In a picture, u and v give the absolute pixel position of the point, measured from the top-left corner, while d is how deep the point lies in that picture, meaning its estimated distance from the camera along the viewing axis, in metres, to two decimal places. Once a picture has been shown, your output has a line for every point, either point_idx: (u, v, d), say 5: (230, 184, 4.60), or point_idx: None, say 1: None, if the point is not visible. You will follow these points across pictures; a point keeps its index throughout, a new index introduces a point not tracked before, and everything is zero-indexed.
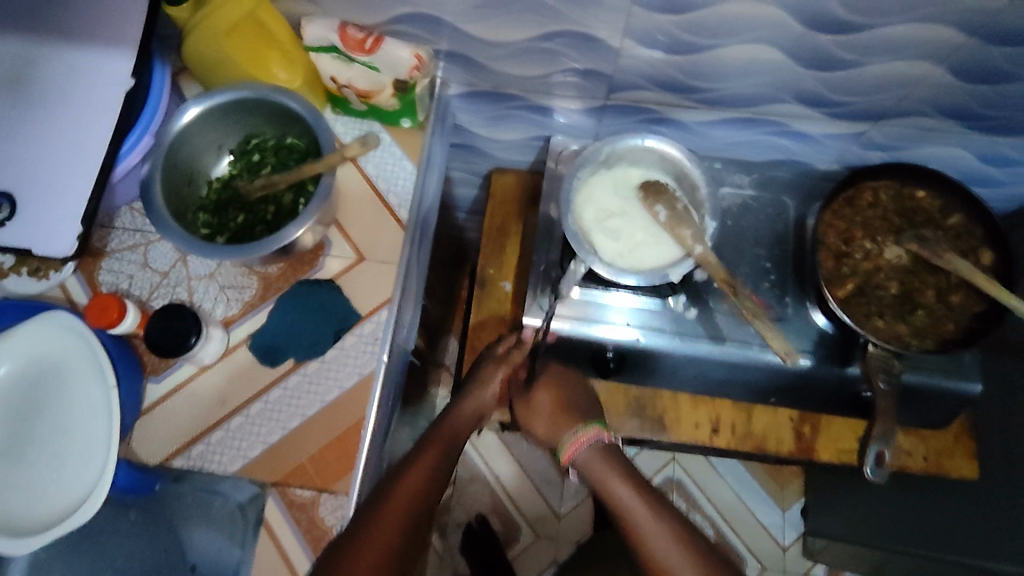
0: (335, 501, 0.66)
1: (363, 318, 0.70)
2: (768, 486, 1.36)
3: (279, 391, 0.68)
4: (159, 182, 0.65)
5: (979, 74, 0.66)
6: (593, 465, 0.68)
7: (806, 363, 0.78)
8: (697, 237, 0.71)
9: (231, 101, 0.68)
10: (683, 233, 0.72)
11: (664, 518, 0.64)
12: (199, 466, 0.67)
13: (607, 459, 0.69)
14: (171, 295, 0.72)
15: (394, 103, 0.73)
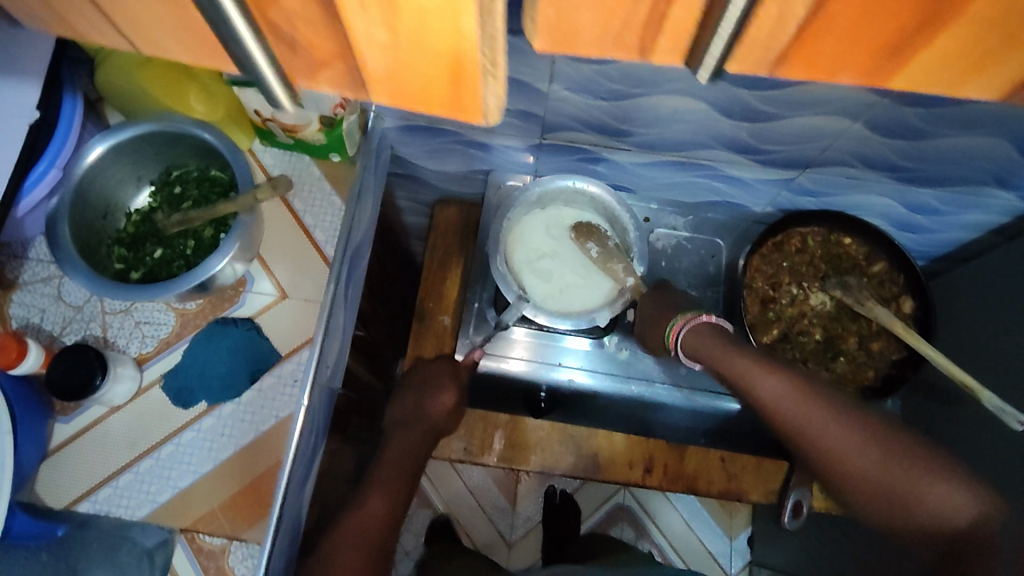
0: (245, 549, 0.65)
1: (283, 358, 0.69)
2: (716, 513, 1.38)
3: (192, 433, 0.67)
4: (67, 216, 0.63)
5: (896, 130, 0.67)
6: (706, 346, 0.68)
7: (733, 405, 0.80)
8: (628, 269, 0.72)
9: (147, 134, 0.66)
10: (614, 267, 0.73)
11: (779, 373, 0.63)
12: (104, 511, 0.64)
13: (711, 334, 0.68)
14: (85, 330, 0.70)
15: (320, 137, 0.72)
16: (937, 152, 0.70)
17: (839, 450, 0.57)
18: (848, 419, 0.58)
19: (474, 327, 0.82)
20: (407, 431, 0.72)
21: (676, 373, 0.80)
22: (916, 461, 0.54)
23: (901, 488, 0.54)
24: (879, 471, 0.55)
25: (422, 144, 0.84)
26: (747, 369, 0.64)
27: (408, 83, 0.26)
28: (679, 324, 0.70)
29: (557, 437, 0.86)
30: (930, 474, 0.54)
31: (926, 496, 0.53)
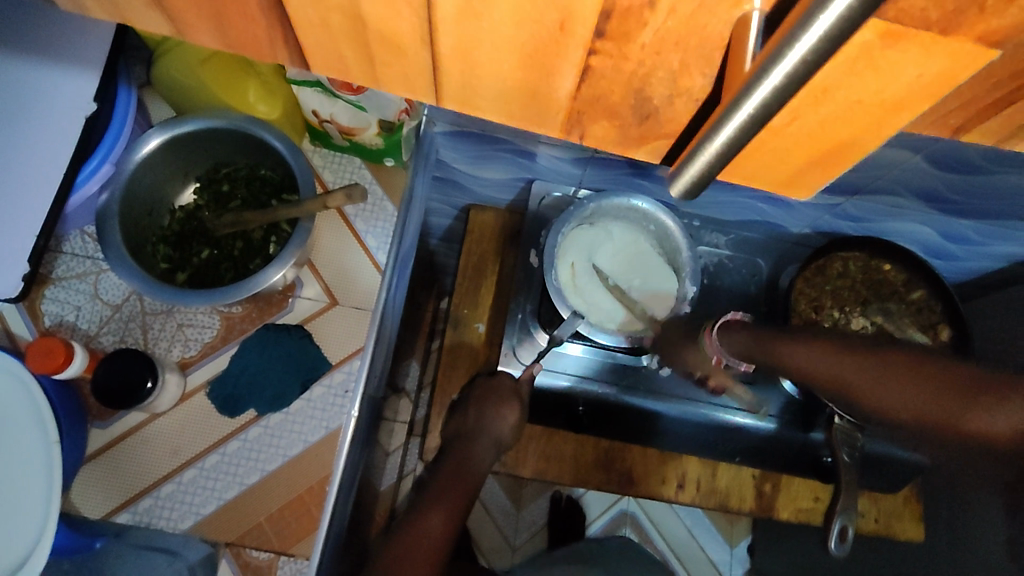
0: (294, 565, 0.63)
1: (333, 367, 0.67)
2: (717, 520, 1.40)
3: (238, 443, 0.64)
4: (117, 215, 0.60)
5: (953, 166, 0.68)
6: (751, 347, 0.72)
7: (771, 425, 0.80)
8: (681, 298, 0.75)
9: (201, 130, 0.63)
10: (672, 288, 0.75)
11: (843, 361, 0.60)
12: (144, 522, 0.62)
13: (741, 334, 0.72)
14: (124, 331, 0.66)
15: (377, 141, 0.70)
16: (986, 187, 0.71)
17: (917, 411, 0.55)
18: (808, 340, 0.66)
19: (517, 339, 0.81)
20: (470, 444, 0.77)
21: (718, 393, 0.81)
22: (957, 383, 0.53)
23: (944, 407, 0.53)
24: (920, 398, 0.55)
25: (468, 150, 0.81)
26: (772, 346, 0.69)
27: (757, 157, 0.32)
28: (710, 334, 0.74)
29: (592, 450, 0.86)
30: (977, 396, 0.51)
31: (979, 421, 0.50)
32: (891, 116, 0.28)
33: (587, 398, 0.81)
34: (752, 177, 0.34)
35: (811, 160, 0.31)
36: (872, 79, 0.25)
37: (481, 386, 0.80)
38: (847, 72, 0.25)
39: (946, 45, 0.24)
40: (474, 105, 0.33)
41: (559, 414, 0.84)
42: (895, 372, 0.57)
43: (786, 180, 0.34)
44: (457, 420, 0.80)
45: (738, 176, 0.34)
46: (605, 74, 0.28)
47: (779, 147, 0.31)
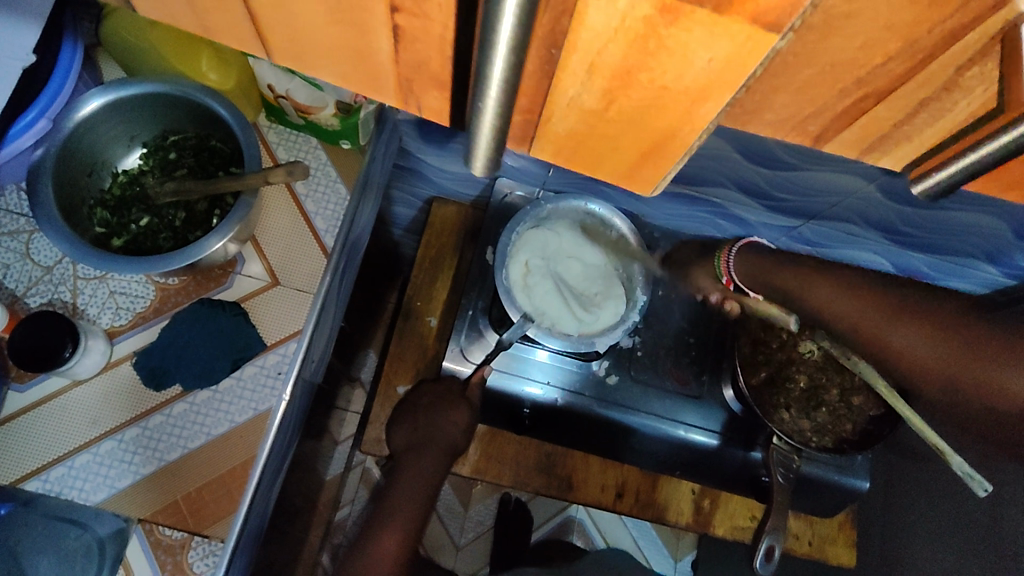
0: (207, 547, 0.61)
1: (267, 348, 0.66)
2: (664, 533, 1.40)
3: (161, 417, 0.63)
4: (51, 171, 0.58)
5: (906, 199, 0.69)
6: None
7: (710, 442, 0.79)
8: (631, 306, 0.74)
9: (147, 94, 0.62)
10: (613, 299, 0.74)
11: None
12: (54, 492, 0.60)
13: None
14: (52, 294, 0.64)
15: (334, 122, 0.69)
16: (936, 221, 0.72)
17: (878, 405, 0.53)
18: None
19: (464, 334, 0.80)
20: (422, 457, 0.79)
21: (661, 406, 0.80)
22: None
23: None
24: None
25: (431, 141, 0.80)
26: (802, 284, 0.74)
27: (590, 139, 0.31)
28: (727, 255, 0.79)
29: (533, 453, 0.86)
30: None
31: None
32: (697, 104, 0.26)
33: (534, 403, 0.79)
34: (593, 164, 0.34)
35: (634, 151, 0.31)
36: (666, 62, 0.24)
37: (429, 393, 0.80)
38: (633, 45, 0.24)
39: (729, 27, 0.22)
40: (307, 63, 0.32)
41: (501, 416, 0.83)
42: (863, 374, 0.54)
43: (618, 171, 0.34)
44: (408, 432, 0.80)
45: (580, 163, 0.34)
46: (437, 41, 0.27)
47: (599, 130, 0.30)
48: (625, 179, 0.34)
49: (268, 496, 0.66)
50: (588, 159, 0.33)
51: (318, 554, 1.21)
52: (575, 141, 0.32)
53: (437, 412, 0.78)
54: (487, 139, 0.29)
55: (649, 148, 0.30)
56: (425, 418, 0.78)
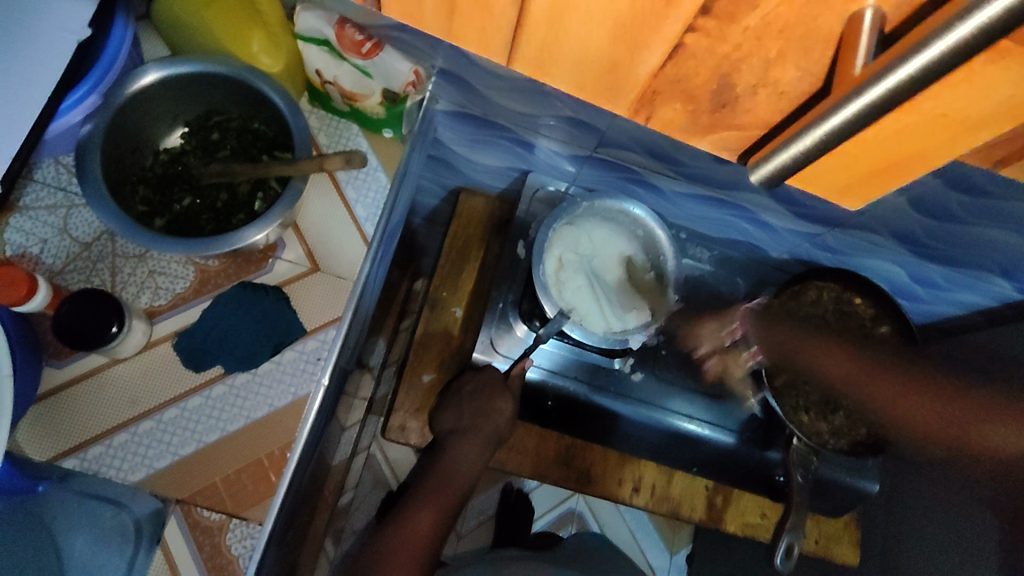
0: (245, 529, 0.61)
1: (307, 334, 0.66)
2: (661, 527, 1.43)
3: (200, 399, 0.63)
4: (100, 147, 0.58)
5: (933, 210, 0.71)
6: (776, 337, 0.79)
7: (729, 441, 0.82)
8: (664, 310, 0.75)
9: (198, 74, 0.61)
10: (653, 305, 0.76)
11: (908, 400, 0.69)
12: (92, 471, 0.60)
13: (765, 320, 0.80)
14: (91, 271, 0.64)
15: (379, 110, 0.69)
16: (958, 235, 0.75)
17: (926, 426, 0.66)
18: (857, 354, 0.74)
19: (492, 326, 0.81)
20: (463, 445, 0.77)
21: (684, 404, 0.82)
22: (958, 398, 0.66)
23: (962, 427, 0.65)
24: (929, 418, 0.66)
25: (469, 132, 0.80)
26: (794, 346, 0.77)
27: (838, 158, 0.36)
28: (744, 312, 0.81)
29: (554, 446, 0.87)
30: (993, 419, 0.64)
31: (994, 441, 0.64)
32: (967, 132, 0.33)
33: (560, 395, 0.81)
34: (815, 168, 0.38)
35: (872, 167, 0.37)
36: (958, 92, 0.29)
37: (470, 381, 0.77)
38: (938, 88, 0.29)
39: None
40: (545, 72, 0.37)
41: (525, 407, 0.84)
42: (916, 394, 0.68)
43: (841, 180, 0.39)
44: (443, 418, 0.78)
45: (847, 146, 0.35)
46: None
47: (876, 144, 0.34)
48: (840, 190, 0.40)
49: (302, 483, 0.66)
50: (813, 172, 0.38)
51: (322, 538, 1.21)
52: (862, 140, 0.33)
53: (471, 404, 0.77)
54: (797, 147, 0.32)
55: (870, 180, 0.38)
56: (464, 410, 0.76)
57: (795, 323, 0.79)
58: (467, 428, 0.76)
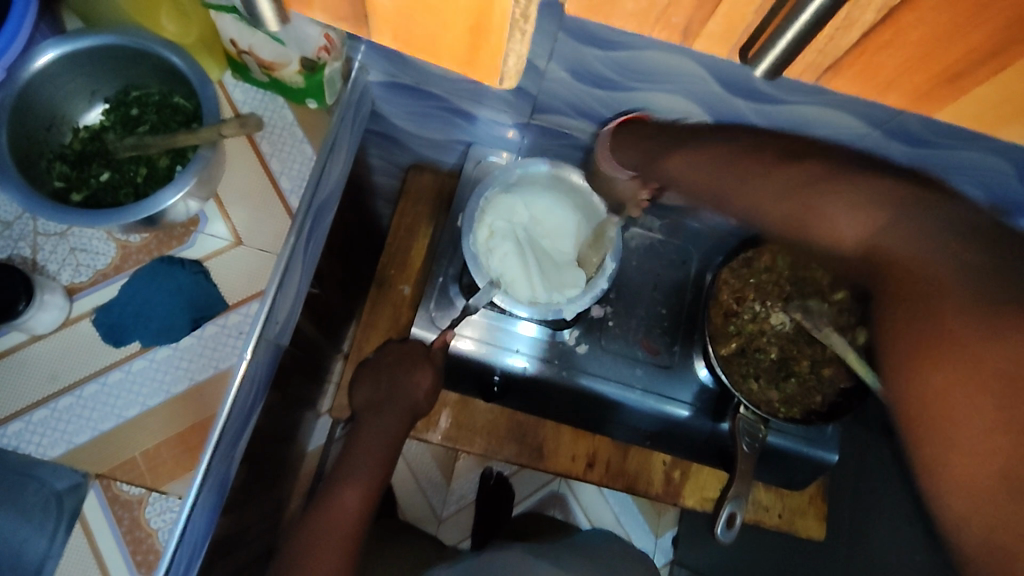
0: (164, 503, 0.61)
1: (228, 308, 0.65)
2: (646, 509, 1.41)
3: (120, 374, 0.62)
4: (7, 122, 0.57)
5: None
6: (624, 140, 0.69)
7: (682, 413, 0.79)
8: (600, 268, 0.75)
9: (105, 46, 0.61)
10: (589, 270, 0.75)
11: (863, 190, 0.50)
12: (12, 446, 0.60)
13: (630, 138, 0.69)
14: (12, 249, 0.63)
15: (298, 79, 0.67)
16: None
17: (780, 205, 0.54)
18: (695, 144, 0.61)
19: (434, 301, 0.80)
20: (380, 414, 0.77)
21: (631, 374, 0.80)
22: (869, 178, 0.50)
23: (807, 206, 0.51)
24: (876, 226, 0.48)
25: (406, 104, 0.78)
26: (655, 154, 0.64)
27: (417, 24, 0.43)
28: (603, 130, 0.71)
29: (504, 422, 0.86)
30: (829, 195, 0.50)
31: (820, 224, 0.51)
32: None
33: (505, 371, 0.79)
34: (432, 49, 0.46)
35: (468, 26, 0.42)
36: None
37: (393, 354, 0.79)
38: None
39: None
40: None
41: (471, 383, 0.83)
42: (845, 192, 0.50)
43: (462, 53, 0.46)
44: (368, 390, 0.79)
45: (424, 43, 0.46)
46: None
47: (422, 26, 0.43)
48: (471, 68, 0.48)
49: (229, 457, 0.66)
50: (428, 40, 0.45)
51: None
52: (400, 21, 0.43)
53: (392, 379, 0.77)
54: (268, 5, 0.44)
55: (482, 16, 0.40)
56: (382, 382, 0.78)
57: (679, 129, 0.65)
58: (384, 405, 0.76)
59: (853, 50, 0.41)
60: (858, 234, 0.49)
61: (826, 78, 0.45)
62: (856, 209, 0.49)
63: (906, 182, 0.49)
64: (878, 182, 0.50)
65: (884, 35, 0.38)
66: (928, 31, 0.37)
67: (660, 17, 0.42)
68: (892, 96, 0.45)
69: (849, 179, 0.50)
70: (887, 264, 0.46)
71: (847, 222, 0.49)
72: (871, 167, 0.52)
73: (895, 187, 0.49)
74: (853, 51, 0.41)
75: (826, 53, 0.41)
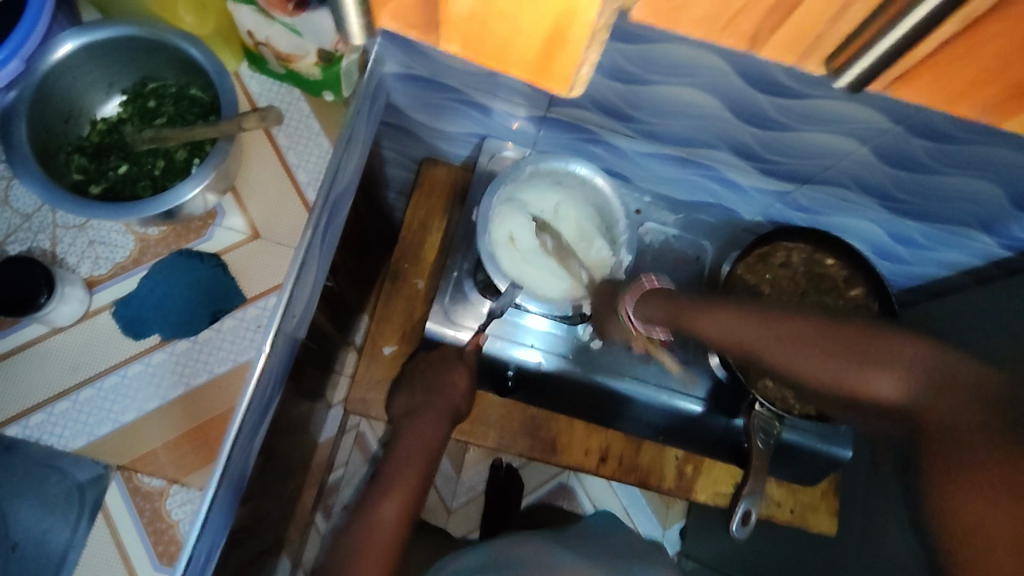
0: (185, 494, 0.61)
1: (247, 301, 0.65)
2: (653, 501, 1.41)
3: (140, 367, 0.63)
4: (26, 114, 0.57)
5: (901, 161, 0.66)
6: (661, 310, 0.71)
7: (694, 407, 0.81)
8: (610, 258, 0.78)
9: (124, 38, 0.60)
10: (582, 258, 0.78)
11: (803, 330, 0.57)
12: (34, 437, 0.60)
13: (659, 300, 0.72)
14: (31, 242, 0.63)
15: (315, 72, 0.66)
16: (929, 187, 0.70)
17: (807, 367, 0.56)
18: (728, 308, 0.63)
19: (449, 294, 0.80)
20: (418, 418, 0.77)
21: (644, 369, 0.81)
22: (826, 358, 0.55)
23: (850, 370, 0.54)
24: (814, 357, 0.56)
25: (419, 95, 0.77)
26: (678, 321, 0.69)
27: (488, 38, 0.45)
28: (626, 303, 0.73)
29: (517, 416, 0.86)
30: (868, 364, 0.53)
31: (871, 388, 0.53)
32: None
33: (520, 365, 0.81)
34: (502, 57, 0.47)
35: (546, 31, 0.41)
36: None
37: (422, 357, 0.81)
38: None
39: None
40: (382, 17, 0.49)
41: (486, 377, 0.83)
42: (795, 344, 0.57)
43: (534, 62, 0.46)
44: (407, 396, 0.80)
45: (496, 53, 0.47)
46: None
47: (494, 31, 0.44)
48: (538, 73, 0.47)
49: (247, 449, 0.67)
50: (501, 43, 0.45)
51: (310, 514, 1.22)
52: (466, 30, 0.45)
53: (432, 387, 0.78)
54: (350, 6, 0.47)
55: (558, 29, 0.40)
56: (417, 388, 0.79)
57: (702, 298, 0.68)
58: (420, 404, 0.78)
59: (928, 60, 0.45)
60: (895, 398, 0.52)
61: (893, 88, 0.49)
62: (900, 373, 0.51)
63: (846, 320, 0.56)
64: (728, 301, 0.65)
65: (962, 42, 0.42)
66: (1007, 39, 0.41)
67: (729, 24, 0.46)
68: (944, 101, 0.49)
69: (836, 328, 0.55)
70: (924, 421, 0.49)
71: (887, 386, 0.52)
72: (842, 324, 0.56)
73: (918, 352, 0.51)
74: (930, 58, 0.44)
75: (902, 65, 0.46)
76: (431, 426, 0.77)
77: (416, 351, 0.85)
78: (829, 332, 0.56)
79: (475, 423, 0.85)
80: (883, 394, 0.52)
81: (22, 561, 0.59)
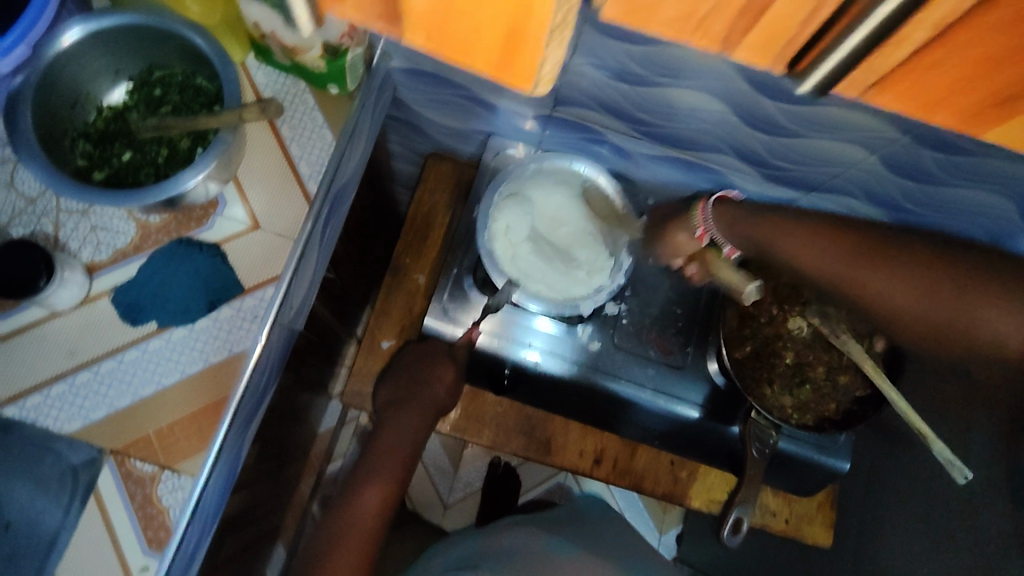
0: (176, 481, 0.62)
1: (245, 291, 0.65)
2: (651, 506, 1.40)
3: (137, 353, 0.63)
4: (31, 99, 0.57)
5: (909, 171, 0.65)
6: (729, 214, 0.72)
7: (693, 415, 0.79)
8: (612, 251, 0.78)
9: (129, 25, 0.61)
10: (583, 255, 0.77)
11: (843, 239, 0.62)
12: (30, 419, 0.61)
13: (733, 208, 0.72)
14: (35, 225, 0.64)
15: (320, 65, 0.66)
16: (938, 199, 0.69)
17: (924, 320, 0.57)
18: (802, 222, 0.65)
19: (449, 291, 0.80)
20: (404, 411, 0.79)
21: (642, 374, 0.80)
22: (945, 283, 0.55)
23: (955, 307, 0.54)
24: (920, 297, 0.56)
25: (426, 91, 0.77)
26: (772, 235, 0.67)
27: (455, 35, 0.40)
28: (706, 205, 0.73)
29: (513, 415, 0.87)
30: (976, 292, 0.53)
31: (982, 328, 0.53)
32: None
33: (515, 363, 0.79)
34: (465, 52, 0.41)
35: (502, 31, 0.38)
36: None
37: (415, 351, 0.81)
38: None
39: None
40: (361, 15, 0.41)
41: (482, 375, 0.83)
42: (898, 264, 0.57)
43: (497, 55, 0.41)
44: (393, 388, 0.81)
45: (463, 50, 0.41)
46: None
47: (459, 30, 0.39)
48: (504, 71, 0.43)
49: (240, 439, 0.67)
50: (467, 40, 0.40)
51: (307, 503, 1.22)
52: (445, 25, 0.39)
53: (426, 384, 0.78)
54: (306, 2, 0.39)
55: (521, 27, 0.37)
56: (406, 380, 0.80)
57: (773, 206, 0.70)
58: (406, 396, 0.79)
59: (901, 66, 0.37)
60: (1020, 333, 0.51)
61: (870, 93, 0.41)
62: (1014, 309, 0.51)
63: (940, 240, 0.57)
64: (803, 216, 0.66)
65: (932, 52, 0.35)
66: (982, 49, 0.34)
67: (700, 25, 0.37)
68: (935, 116, 0.42)
69: (955, 260, 0.55)
70: None
71: (1009, 325, 0.51)
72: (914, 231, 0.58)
73: (973, 252, 0.55)
74: (898, 67, 0.38)
75: (870, 70, 0.38)
76: (414, 418, 0.78)
77: (411, 343, 0.84)
78: (942, 246, 0.56)
79: (471, 419, 0.86)
80: (991, 332, 0.52)
81: (12, 542, 0.59)
